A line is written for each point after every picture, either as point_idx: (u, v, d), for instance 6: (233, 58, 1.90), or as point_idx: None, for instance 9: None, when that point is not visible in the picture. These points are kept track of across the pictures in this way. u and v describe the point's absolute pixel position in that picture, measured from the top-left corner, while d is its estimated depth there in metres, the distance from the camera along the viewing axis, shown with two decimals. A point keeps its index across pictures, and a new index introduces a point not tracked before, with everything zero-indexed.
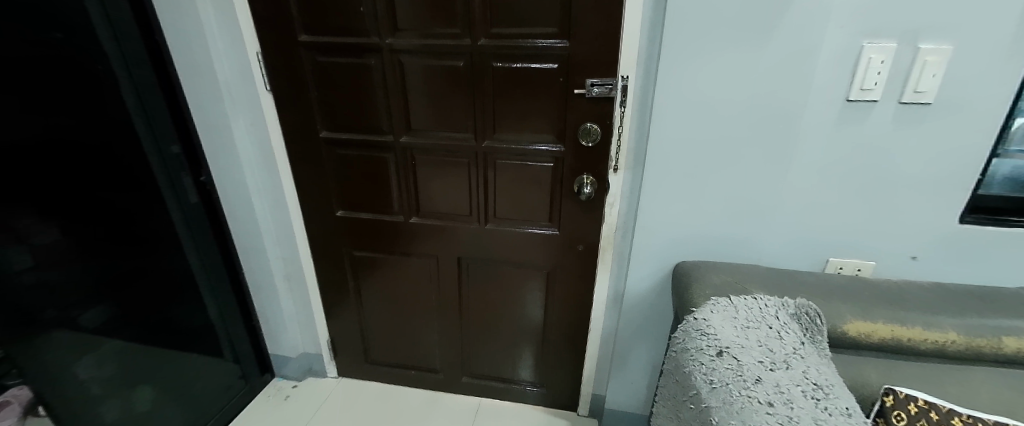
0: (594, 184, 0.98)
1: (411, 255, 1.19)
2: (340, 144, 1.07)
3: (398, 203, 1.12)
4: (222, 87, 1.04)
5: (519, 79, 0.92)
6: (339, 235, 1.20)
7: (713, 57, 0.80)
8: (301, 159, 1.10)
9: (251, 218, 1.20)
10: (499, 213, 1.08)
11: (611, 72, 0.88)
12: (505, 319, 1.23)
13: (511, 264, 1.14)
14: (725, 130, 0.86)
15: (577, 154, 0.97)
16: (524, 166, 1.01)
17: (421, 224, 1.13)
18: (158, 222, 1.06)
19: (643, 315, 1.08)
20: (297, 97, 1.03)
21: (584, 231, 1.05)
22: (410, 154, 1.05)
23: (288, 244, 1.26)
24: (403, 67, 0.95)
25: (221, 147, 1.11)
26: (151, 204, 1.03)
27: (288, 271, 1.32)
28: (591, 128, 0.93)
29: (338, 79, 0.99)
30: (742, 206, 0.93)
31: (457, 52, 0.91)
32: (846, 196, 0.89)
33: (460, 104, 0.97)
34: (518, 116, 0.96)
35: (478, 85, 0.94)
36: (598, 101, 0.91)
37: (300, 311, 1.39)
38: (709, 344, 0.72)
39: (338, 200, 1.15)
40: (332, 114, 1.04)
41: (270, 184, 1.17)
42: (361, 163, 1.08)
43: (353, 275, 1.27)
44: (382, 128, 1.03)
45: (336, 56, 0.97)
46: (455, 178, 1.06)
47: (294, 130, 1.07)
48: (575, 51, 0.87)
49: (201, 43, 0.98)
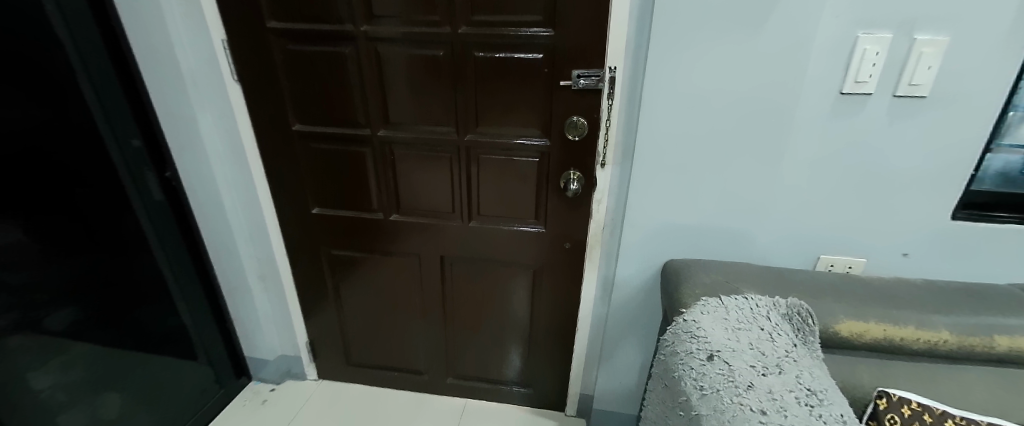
0: (581, 180, 0.94)
1: (392, 254, 1.14)
2: (314, 137, 1.01)
3: (378, 200, 1.07)
4: (186, 78, 0.97)
5: (502, 70, 0.87)
6: (317, 233, 1.15)
7: (706, 48, 0.76)
8: (273, 153, 1.05)
9: (221, 216, 1.14)
10: (483, 210, 1.04)
11: (599, 63, 0.83)
12: (491, 319, 1.20)
13: (496, 264, 1.10)
14: (717, 124, 0.83)
15: (563, 149, 0.93)
16: (507, 161, 0.96)
17: (402, 222, 1.09)
18: (121, 221, 0.99)
19: (632, 314, 1.05)
20: (268, 89, 0.97)
21: (571, 228, 1.01)
22: (389, 148, 1.00)
23: (262, 243, 1.20)
24: (379, 57, 0.90)
25: (187, 142, 1.04)
26: (114, 202, 0.97)
27: (262, 271, 1.26)
28: (578, 121, 0.89)
29: (310, 69, 0.94)
30: (732, 203, 0.90)
31: (437, 41, 0.86)
32: (838, 192, 0.87)
33: (441, 96, 0.92)
34: (501, 109, 0.91)
35: (459, 75, 0.89)
36: (585, 93, 0.87)
37: (276, 312, 1.33)
38: (700, 348, 0.69)
39: (314, 196, 1.09)
40: (305, 106, 0.98)
41: (241, 181, 1.11)
42: (338, 158, 1.03)
43: (332, 274, 1.22)
44: (359, 122, 0.98)
45: (308, 44, 0.91)
46: (437, 173, 1.01)
47: (266, 123, 1.01)
48: (561, 41, 0.82)
49: (160, 29, 0.91)
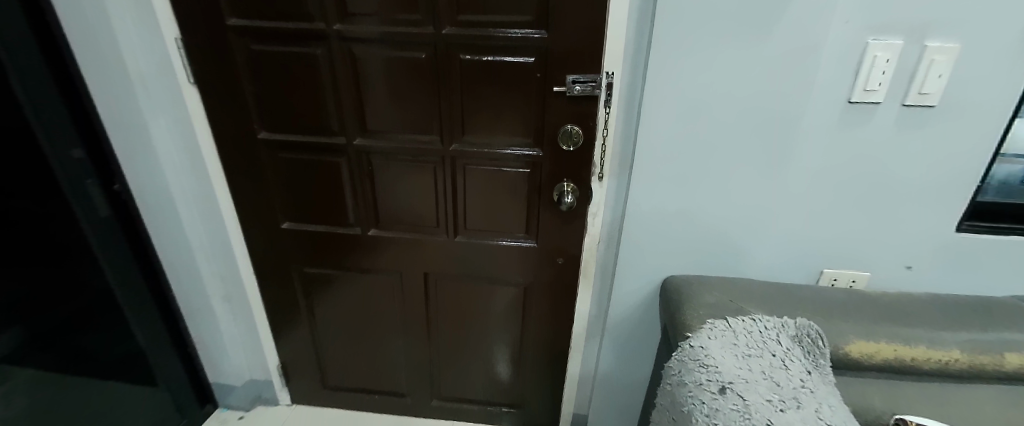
0: (575, 192, 0.88)
1: (370, 271, 1.06)
2: (283, 146, 0.92)
3: (354, 214, 0.98)
4: (134, 79, 0.86)
5: (491, 74, 0.80)
6: (287, 249, 1.05)
7: (711, 54, 0.71)
8: (237, 164, 0.95)
9: (179, 232, 1.03)
10: (469, 224, 0.96)
11: (596, 68, 0.77)
12: (478, 338, 1.12)
13: (483, 281, 1.03)
14: (720, 135, 0.78)
15: (556, 159, 0.86)
16: (496, 172, 0.89)
17: (381, 237, 1.00)
18: (63, 237, 0.86)
19: (629, 332, 1.00)
20: (229, 93, 0.87)
21: (564, 243, 0.95)
22: (367, 158, 0.91)
23: (226, 261, 1.09)
24: (354, 59, 0.81)
25: (137, 151, 0.93)
26: (54, 216, 0.84)
27: (227, 291, 1.15)
28: (572, 130, 0.82)
29: (277, 71, 0.84)
30: (734, 216, 0.86)
31: (419, 42, 0.78)
32: (842, 204, 0.83)
33: (424, 102, 0.84)
34: (489, 116, 0.84)
35: (443, 79, 0.81)
36: (580, 100, 0.80)
37: (243, 333, 1.22)
38: (710, 379, 0.63)
39: (283, 210, 1.00)
40: (272, 112, 0.89)
41: (201, 193, 1.00)
42: (311, 169, 0.94)
43: (305, 293, 1.12)
44: (332, 129, 0.89)
45: (274, 44, 0.82)
46: (419, 184, 0.93)
47: (227, 131, 0.91)
48: (554, 43, 0.75)
49: (100, 24, 0.80)
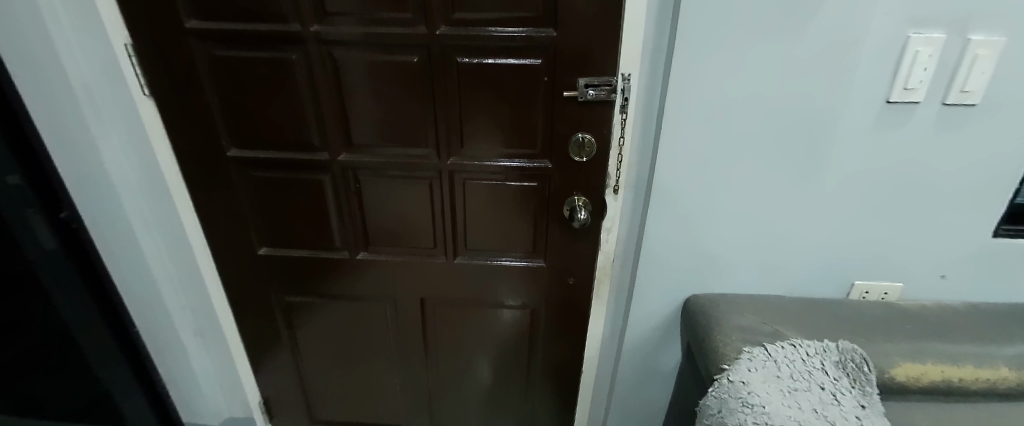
0: (587, 207, 0.80)
1: (360, 299, 0.95)
2: (256, 164, 0.81)
3: (341, 237, 0.88)
4: (76, 90, 0.73)
5: (490, 78, 0.71)
6: (264, 278, 0.93)
7: (738, 55, 0.64)
8: (205, 186, 0.83)
9: (139, 263, 0.90)
10: (469, 244, 0.87)
11: (610, 70, 0.68)
12: (481, 365, 1.03)
13: (486, 304, 0.94)
14: (745, 143, 0.71)
15: (566, 171, 0.78)
16: (498, 186, 0.81)
17: (372, 261, 0.90)
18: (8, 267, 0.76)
19: (648, 353, 0.93)
20: (192, 106, 0.76)
21: (574, 261, 0.86)
22: (353, 175, 0.81)
23: (195, 291, 0.96)
24: (335, 64, 0.72)
25: (82, 174, 0.79)
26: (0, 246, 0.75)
27: (197, 325, 1.01)
28: (584, 138, 0.74)
29: (247, 80, 0.74)
30: (760, 228, 0.79)
31: (410, 44, 0.69)
32: (874, 212, 0.77)
33: (416, 112, 0.75)
34: (490, 126, 0.75)
35: (438, 86, 0.72)
36: (592, 106, 0.72)
37: (220, 370, 1.08)
38: (758, 421, 0.56)
39: (259, 234, 0.89)
40: (242, 126, 0.78)
41: (167, 219, 0.89)
42: (290, 189, 0.83)
43: (287, 325, 1.00)
44: (313, 144, 0.79)
45: (243, 49, 0.72)
46: (414, 202, 0.83)
47: (191, 148, 0.80)
48: (563, 43, 0.66)
49: (31, 28, 0.67)
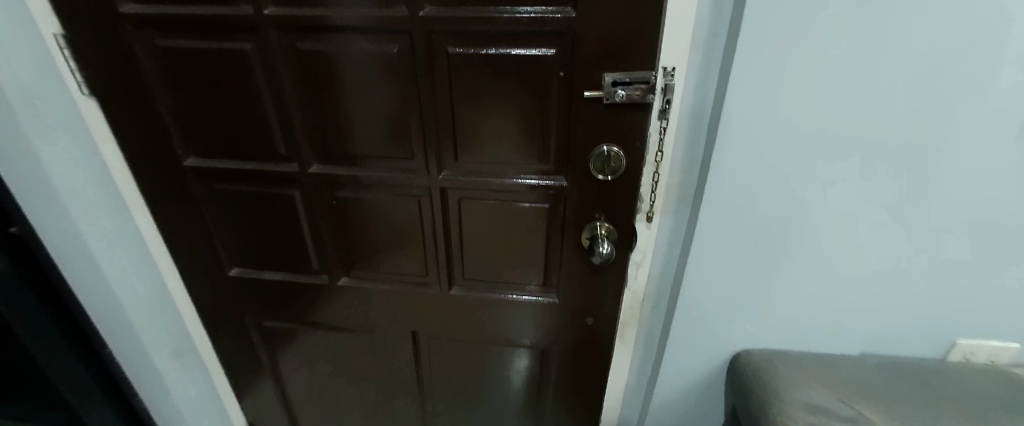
0: (611, 236, 0.64)
1: (344, 329, 0.83)
2: (218, 176, 0.69)
3: (318, 261, 0.75)
4: (8, 90, 0.60)
5: (489, 73, 0.55)
6: (237, 302, 0.82)
7: (835, 48, 0.44)
8: (166, 198, 0.71)
9: (100, 282, 0.78)
10: (467, 273, 0.72)
11: (648, 63, 0.51)
12: (481, 406, 0.89)
13: (488, 343, 0.80)
14: (828, 167, 0.52)
15: (586, 191, 0.62)
16: (501, 207, 0.66)
17: (356, 288, 0.77)
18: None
19: (679, 407, 0.77)
20: (139, 107, 0.64)
21: (594, 298, 0.70)
22: (328, 190, 0.68)
23: (168, 317, 0.86)
24: (299, 58, 0.58)
25: (30, 186, 0.68)
26: None
27: (175, 345, 0.90)
28: (610, 151, 0.57)
29: (198, 77, 0.61)
30: (838, 270, 0.61)
31: (386, 31, 0.54)
32: (1006, 256, 0.57)
33: (397, 115, 0.60)
34: (489, 136, 0.60)
35: (423, 85, 0.57)
36: (622, 110, 0.55)
37: (198, 396, 0.98)
38: None
39: (228, 254, 0.77)
40: (198, 132, 0.65)
41: (127, 237, 0.76)
42: (257, 205, 0.71)
43: (267, 352, 0.89)
44: (279, 153, 0.65)
45: (190, 38, 0.59)
46: (401, 223, 0.69)
47: (143, 157, 0.68)
48: (586, 27, 0.50)
49: None
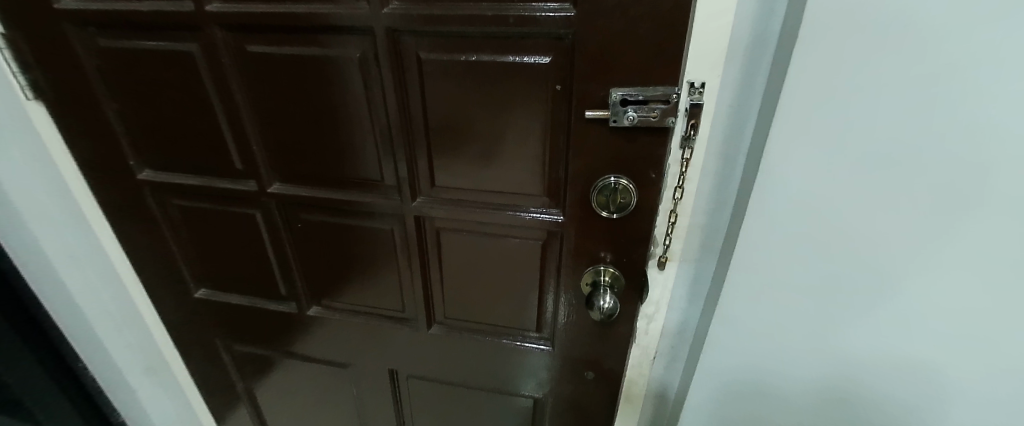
0: (615, 283, 0.53)
1: (319, 360, 0.75)
2: (175, 191, 0.62)
3: (287, 287, 0.67)
4: None
5: (470, 85, 0.44)
6: (206, 324, 0.76)
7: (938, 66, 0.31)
8: (124, 212, 0.65)
9: (65, 296, 0.73)
10: (450, 311, 0.63)
11: (669, 79, 0.39)
12: None
13: (474, 388, 0.70)
14: (912, 226, 0.39)
15: (586, 229, 0.51)
16: (486, 240, 0.55)
17: (328, 319, 0.69)
18: None
19: None
20: (88, 114, 0.57)
21: (595, 351, 0.60)
22: (293, 212, 0.60)
23: (138, 337, 0.81)
24: (250, 63, 0.49)
25: None
26: None
27: (149, 362, 0.84)
28: (618, 183, 0.46)
29: (146, 81, 0.54)
30: (913, 354, 0.46)
31: (348, 32, 0.44)
32: None
33: (364, 132, 0.50)
34: (470, 161, 0.50)
35: (393, 98, 0.47)
36: (633, 135, 0.43)
37: (174, 412, 0.93)
38: None
39: (194, 275, 0.70)
40: (153, 143, 0.58)
41: (89, 254, 0.70)
42: (219, 225, 0.63)
43: (240, 377, 0.83)
44: (237, 168, 0.57)
45: (134, 38, 0.51)
46: (375, 254, 0.60)
47: (98, 169, 0.61)
48: (590, 30, 0.38)
49: None
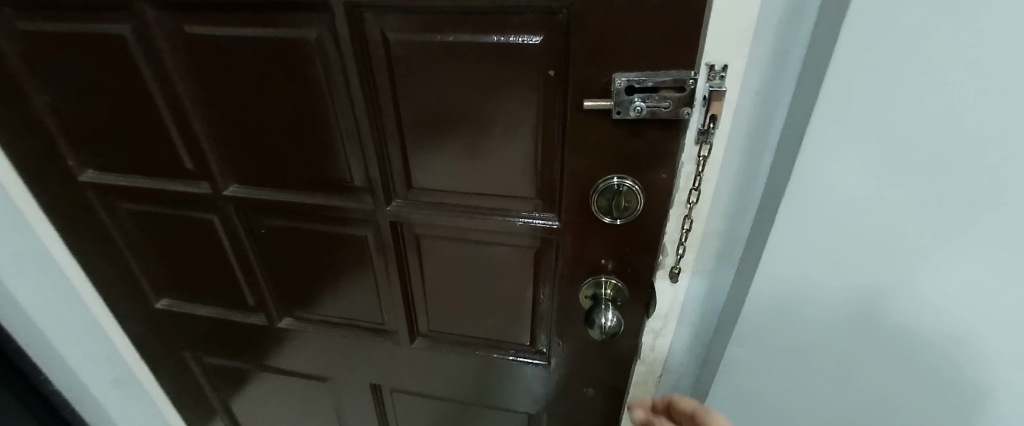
0: (617, 295, 0.47)
1: (296, 373, 0.70)
2: (121, 194, 0.55)
3: (256, 298, 0.61)
4: None
5: (449, 72, 0.37)
6: (171, 335, 0.69)
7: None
8: (67, 218, 0.58)
9: (14, 308, 0.67)
10: (435, 323, 0.57)
11: (684, 63, 0.33)
12: None
13: (463, 403, 0.65)
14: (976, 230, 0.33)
15: (585, 236, 0.44)
16: (472, 247, 0.49)
17: (302, 331, 0.63)
18: None
19: None
20: (13, 109, 0.50)
21: (595, 366, 0.54)
22: (256, 217, 0.53)
23: (99, 348, 0.75)
24: (190, 47, 0.42)
25: None
26: None
27: (115, 373, 0.78)
28: (622, 185, 0.40)
29: (73, 70, 0.46)
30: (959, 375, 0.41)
31: (300, 9, 0.37)
32: None
33: (328, 126, 0.44)
34: (451, 160, 0.43)
35: (359, 87, 0.40)
36: (640, 130, 0.37)
37: (148, 424, 0.88)
38: None
39: (154, 284, 0.64)
40: (92, 141, 0.51)
41: (36, 263, 0.63)
42: (175, 230, 0.57)
43: (214, 389, 0.77)
44: (188, 168, 0.50)
45: (52, 18, 0.43)
46: (350, 262, 0.54)
47: (33, 170, 0.54)
48: (590, 4, 0.31)
49: None
